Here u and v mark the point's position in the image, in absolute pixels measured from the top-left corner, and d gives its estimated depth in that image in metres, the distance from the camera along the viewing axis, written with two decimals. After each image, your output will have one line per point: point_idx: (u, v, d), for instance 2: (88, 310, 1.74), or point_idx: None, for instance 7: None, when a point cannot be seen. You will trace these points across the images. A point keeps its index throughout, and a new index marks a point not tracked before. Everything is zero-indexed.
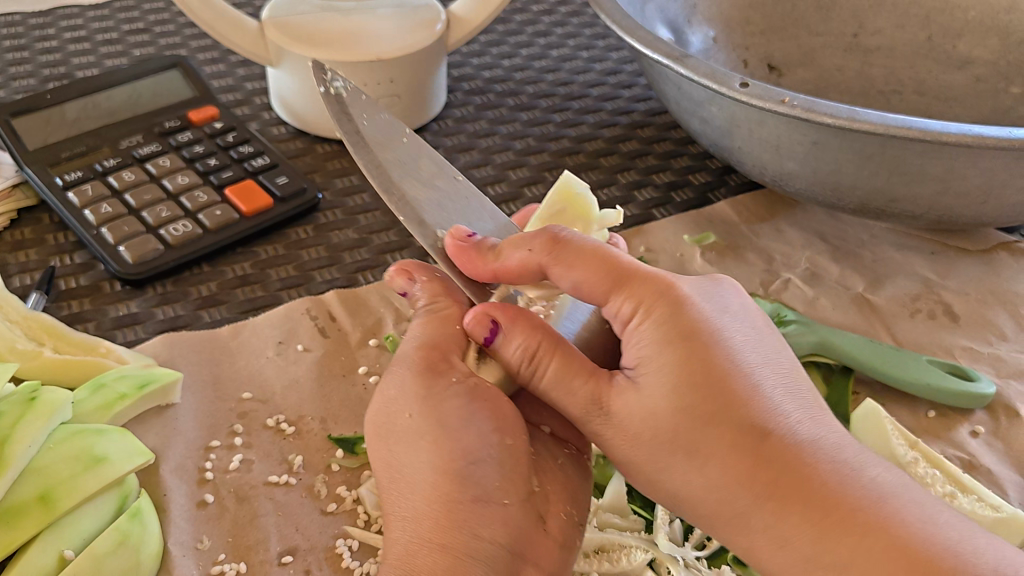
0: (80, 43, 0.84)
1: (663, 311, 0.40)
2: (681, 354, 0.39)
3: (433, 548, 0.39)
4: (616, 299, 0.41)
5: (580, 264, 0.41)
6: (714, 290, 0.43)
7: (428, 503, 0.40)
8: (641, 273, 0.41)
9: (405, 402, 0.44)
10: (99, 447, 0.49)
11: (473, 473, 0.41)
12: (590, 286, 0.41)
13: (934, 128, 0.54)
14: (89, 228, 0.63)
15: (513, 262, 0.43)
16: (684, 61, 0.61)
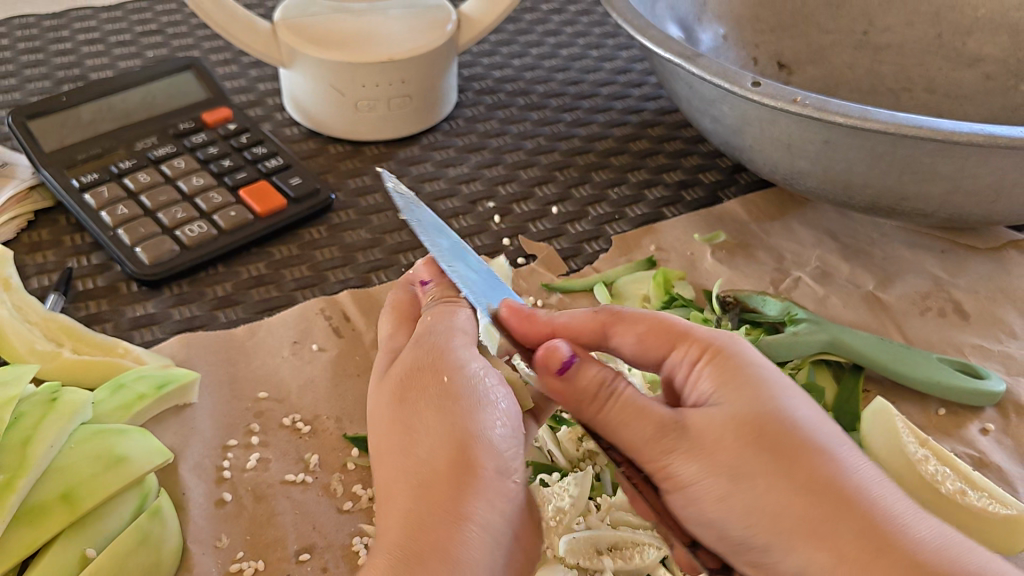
0: (94, 45, 0.85)
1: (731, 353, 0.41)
2: (750, 380, 0.40)
3: (444, 516, 0.37)
4: (681, 348, 0.43)
5: (646, 319, 0.44)
6: None
7: (445, 468, 0.38)
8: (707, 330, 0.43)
9: (443, 370, 0.43)
10: (120, 447, 0.49)
11: (495, 446, 0.40)
12: (652, 339, 0.44)
13: (945, 127, 0.54)
14: (106, 229, 0.63)
15: (580, 324, 0.45)
16: (695, 60, 0.61)
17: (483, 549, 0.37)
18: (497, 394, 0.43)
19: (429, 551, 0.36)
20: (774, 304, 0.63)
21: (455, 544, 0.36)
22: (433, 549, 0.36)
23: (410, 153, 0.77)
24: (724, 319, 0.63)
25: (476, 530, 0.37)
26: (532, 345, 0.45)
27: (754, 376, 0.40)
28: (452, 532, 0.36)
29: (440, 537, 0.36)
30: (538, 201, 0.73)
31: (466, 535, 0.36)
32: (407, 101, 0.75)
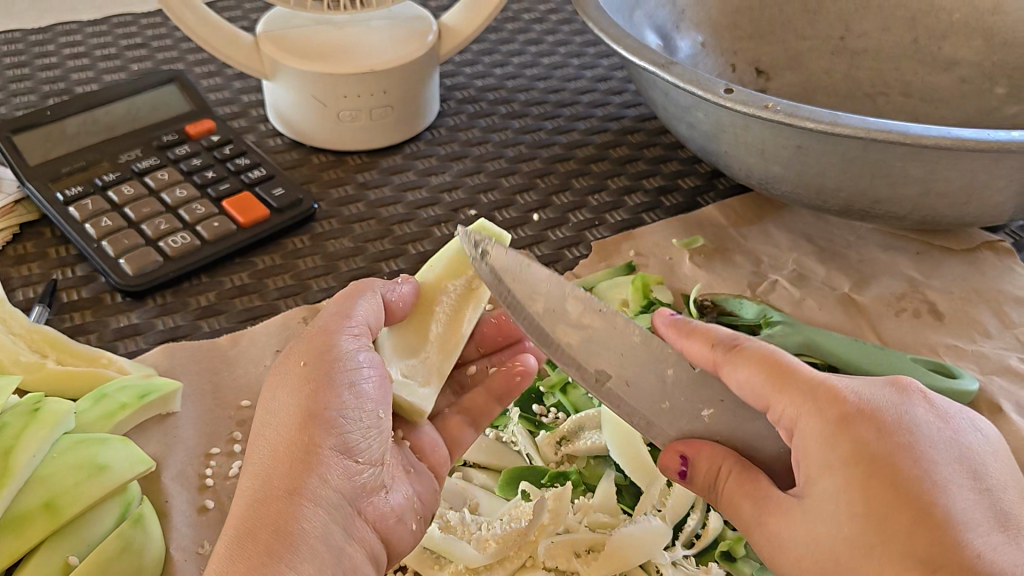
0: (79, 60, 0.85)
1: (849, 409, 0.39)
2: (872, 442, 0.38)
3: (276, 495, 0.39)
4: (777, 407, 0.41)
5: (747, 363, 0.42)
6: (891, 394, 0.40)
7: (285, 452, 0.40)
8: (812, 373, 0.41)
9: (308, 356, 0.44)
10: (102, 455, 0.50)
11: (340, 430, 0.42)
12: (756, 384, 0.41)
13: (914, 131, 0.55)
14: (90, 242, 0.64)
15: (694, 340, 0.45)
16: (669, 68, 0.62)
17: (320, 526, 0.39)
18: (362, 374, 0.44)
19: (266, 527, 0.38)
20: (751, 306, 0.64)
21: (291, 519, 0.38)
22: (267, 526, 0.38)
23: (392, 162, 0.78)
24: (702, 322, 0.65)
25: (312, 510, 0.39)
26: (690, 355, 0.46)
27: (872, 435, 0.38)
28: (286, 508, 0.38)
29: (273, 517, 0.38)
30: (519, 208, 0.74)
31: (303, 511, 0.39)
32: (388, 111, 0.76)
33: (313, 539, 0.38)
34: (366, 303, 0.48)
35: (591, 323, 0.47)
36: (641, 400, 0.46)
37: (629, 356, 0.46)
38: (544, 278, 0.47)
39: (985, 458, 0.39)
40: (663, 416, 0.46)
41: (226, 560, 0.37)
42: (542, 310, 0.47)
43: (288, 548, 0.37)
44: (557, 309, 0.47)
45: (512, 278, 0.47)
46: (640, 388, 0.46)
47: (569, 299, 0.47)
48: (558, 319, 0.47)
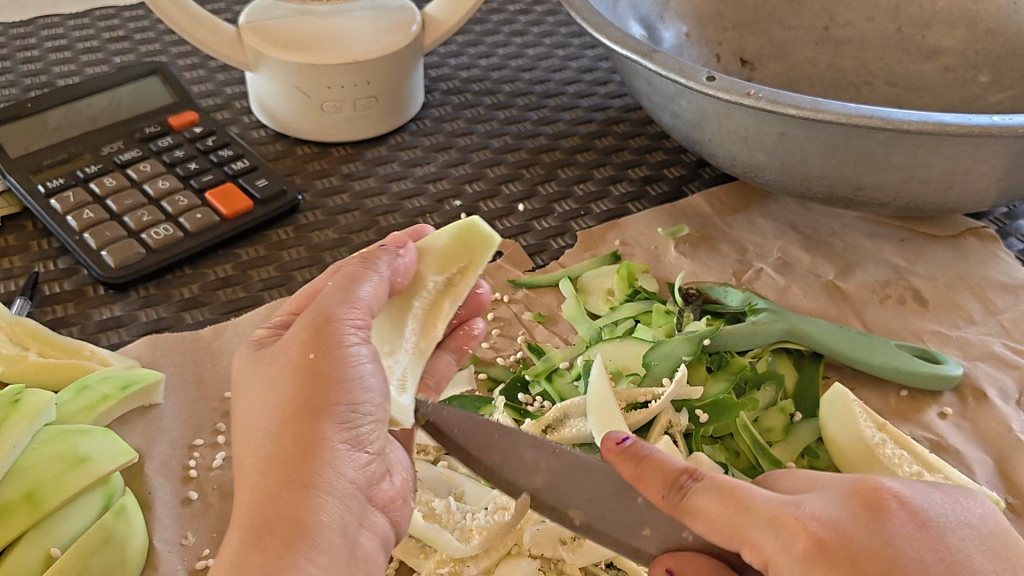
0: (61, 53, 0.85)
1: (816, 532, 0.33)
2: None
3: (291, 488, 0.38)
4: (744, 547, 0.35)
5: (705, 505, 0.36)
6: (885, 512, 0.34)
7: (296, 444, 0.39)
8: (766, 503, 0.35)
9: (315, 343, 0.42)
10: (84, 446, 0.50)
11: (350, 423, 0.41)
12: (717, 520, 0.36)
13: (896, 117, 0.55)
14: (72, 234, 0.64)
15: (647, 476, 0.38)
16: (651, 56, 0.62)
17: (334, 517, 0.39)
18: (368, 366, 0.43)
19: (281, 521, 0.37)
20: (736, 295, 0.64)
21: (307, 513, 0.38)
22: (283, 518, 0.37)
23: (377, 154, 0.78)
24: (687, 310, 0.64)
25: (328, 502, 0.39)
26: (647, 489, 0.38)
27: (848, 568, 0.32)
28: (301, 501, 0.38)
29: (288, 510, 0.37)
30: (504, 198, 0.74)
31: (318, 505, 0.38)
32: (372, 102, 0.76)
33: (328, 531, 0.38)
34: (369, 288, 0.46)
35: (553, 464, 0.45)
36: (618, 526, 0.43)
37: (596, 500, 0.43)
38: (478, 423, 0.47)
39: (977, 556, 0.34)
40: (648, 543, 0.42)
41: (239, 551, 0.36)
42: (498, 459, 0.46)
43: (304, 540, 0.37)
44: (512, 455, 0.46)
45: (456, 426, 0.47)
46: (616, 517, 0.43)
47: (522, 443, 0.46)
48: (518, 468, 0.45)
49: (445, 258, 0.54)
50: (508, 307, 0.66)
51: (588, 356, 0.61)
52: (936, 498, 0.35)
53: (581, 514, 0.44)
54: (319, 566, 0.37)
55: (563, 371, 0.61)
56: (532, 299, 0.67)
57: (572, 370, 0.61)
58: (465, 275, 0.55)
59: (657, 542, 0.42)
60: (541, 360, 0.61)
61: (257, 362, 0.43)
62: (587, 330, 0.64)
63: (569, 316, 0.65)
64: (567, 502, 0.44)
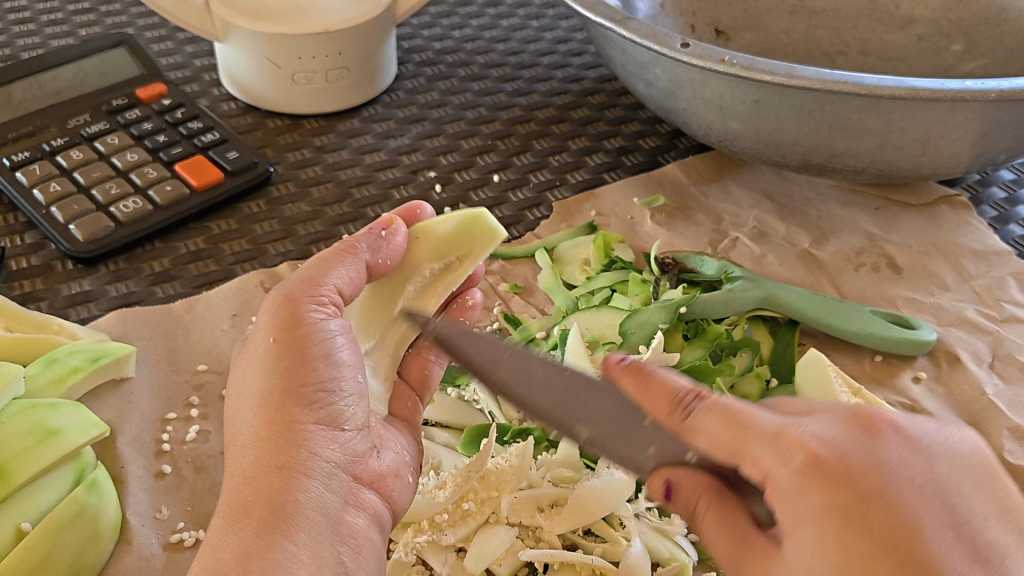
0: (25, 25, 0.83)
1: (816, 449, 0.31)
2: (843, 495, 0.30)
3: (266, 471, 0.38)
4: (739, 463, 0.33)
5: (706, 422, 0.34)
6: (887, 440, 0.32)
7: (271, 429, 0.39)
8: (769, 422, 0.33)
9: (279, 323, 0.42)
10: (53, 420, 0.49)
11: (322, 403, 0.40)
12: (716, 434, 0.34)
13: (870, 82, 0.55)
14: (39, 208, 0.63)
15: (651, 393, 0.36)
16: (626, 23, 0.61)
17: (315, 497, 0.38)
18: (337, 343, 0.42)
19: (259, 503, 0.37)
20: (712, 263, 0.63)
21: (284, 493, 0.37)
22: (260, 499, 0.37)
23: (350, 126, 0.77)
24: (663, 279, 0.64)
25: (307, 481, 0.38)
26: (650, 407, 0.37)
27: (844, 483, 0.30)
28: (281, 483, 0.37)
29: (263, 490, 0.37)
30: (479, 169, 0.73)
31: (296, 485, 0.38)
32: (344, 73, 0.75)
33: (309, 510, 0.37)
34: (342, 272, 0.45)
35: (562, 382, 0.42)
36: (619, 441, 0.40)
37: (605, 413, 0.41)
38: (489, 341, 0.45)
39: (968, 484, 0.32)
40: (649, 461, 0.39)
41: (220, 535, 0.36)
42: (509, 375, 0.44)
43: (283, 521, 0.36)
44: (523, 373, 0.44)
45: (460, 345, 0.46)
46: (620, 432, 0.40)
47: (535, 362, 0.44)
48: (527, 385, 0.43)
49: (445, 243, 0.53)
50: (484, 279, 0.66)
51: (564, 325, 0.60)
52: (930, 428, 0.33)
53: (588, 430, 0.41)
54: (300, 545, 0.36)
55: (540, 341, 0.61)
56: (508, 270, 0.67)
57: (548, 340, 0.61)
58: (464, 262, 0.54)
59: (657, 458, 0.38)
60: (518, 331, 0.61)
61: (236, 360, 0.43)
62: (564, 300, 0.64)
63: (545, 286, 0.65)
64: (575, 417, 0.42)
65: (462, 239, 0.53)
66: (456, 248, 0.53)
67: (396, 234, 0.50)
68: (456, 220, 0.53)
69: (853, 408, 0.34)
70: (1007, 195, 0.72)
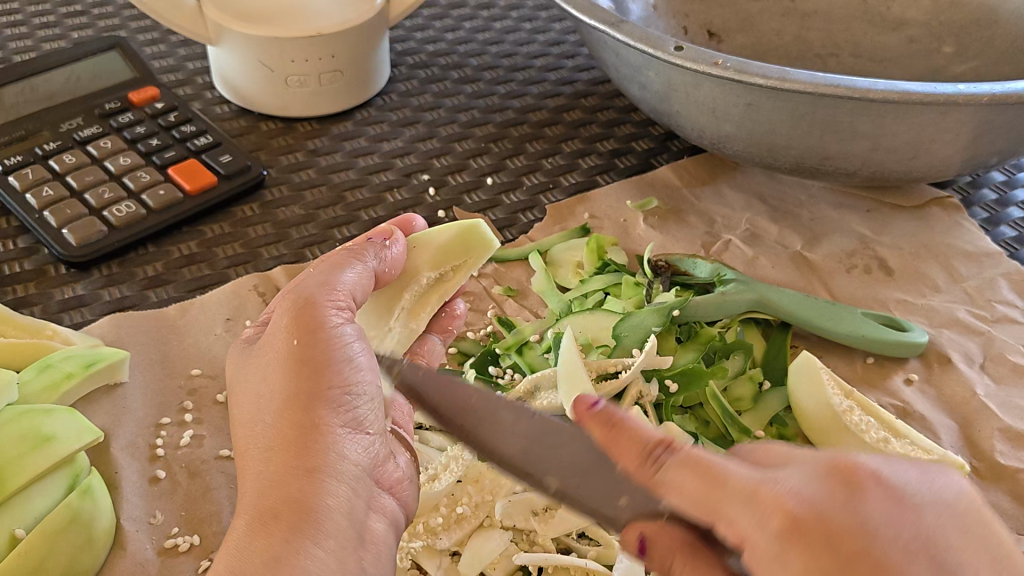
0: (17, 28, 0.83)
1: (795, 511, 0.30)
2: (822, 559, 0.29)
3: (294, 473, 0.36)
4: (719, 525, 0.32)
5: (682, 481, 0.33)
6: (865, 497, 0.30)
7: (296, 431, 0.38)
8: (745, 479, 0.32)
9: (303, 326, 0.41)
10: (47, 426, 0.49)
11: (346, 406, 0.39)
12: (692, 489, 0.33)
13: (862, 85, 0.56)
14: (32, 212, 0.63)
15: (622, 446, 0.35)
16: (619, 26, 0.61)
17: (343, 502, 0.37)
18: (356, 347, 0.42)
19: (287, 505, 0.36)
20: (704, 266, 0.64)
21: (312, 496, 0.36)
22: (288, 503, 0.36)
23: (343, 129, 0.77)
24: (656, 282, 0.64)
25: (334, 485, 0.37)
26: (621, 463, 0.35)
27: (824, 545, 0.29)
28: (308, 486, 0.36)
29: (291, 494, 0.36)
30: (472, 172, 0.73)
31: (323, 488, 0.37)
32: (337, 76, 0.75)
33: (336, 515, 0.36)
34: (353, 275, 0.45)
35: (531, 432, 0.42)
36: (591, 494, 0.40)
37: (572, 463, 0.41)
38: (440, 379, 0.44)
39: (953, 534, 0.30)
40: (622, 512, 0.39)
41: (245, 539, 0.35)
42: (475, 423, 0.43)
43: (312, 524, 0.35)
44: (487, 423, 0.43)
45: (432, 387, 0.45)
46: (591, 483, 0.40)
47: (502, 409, 0.43)
48: (496, 431, 0.42)
49: (443, 252, 0.56)
50: (477, 282, 0.66)
51: (557, 328, 0.61)
52: (909, 472, 0.32)
53: (556, 480, 0.41)
54: (328, 551, 0.35)
55: (533, 344, 0.61)
56: (502, 273, 0.67)
57: (542, 343, 0.61)
58: (458, 272, 0.57)
59: (630, 509, 0.39)
60: (511, 334, 0.61)
61: (251, 364, 0.42)
62: (557, 304, 0.63)
63: (538, 289, 0.65)
64: (544, 468, 0.41)
65: (455, 246, 0.56)
66: (454, 256, 0.56)
67: (396, 245, 0.50)
68: (456, 228, 0.56)
69: (827, 461, 0.32)
70: (998, 197, 0.73)
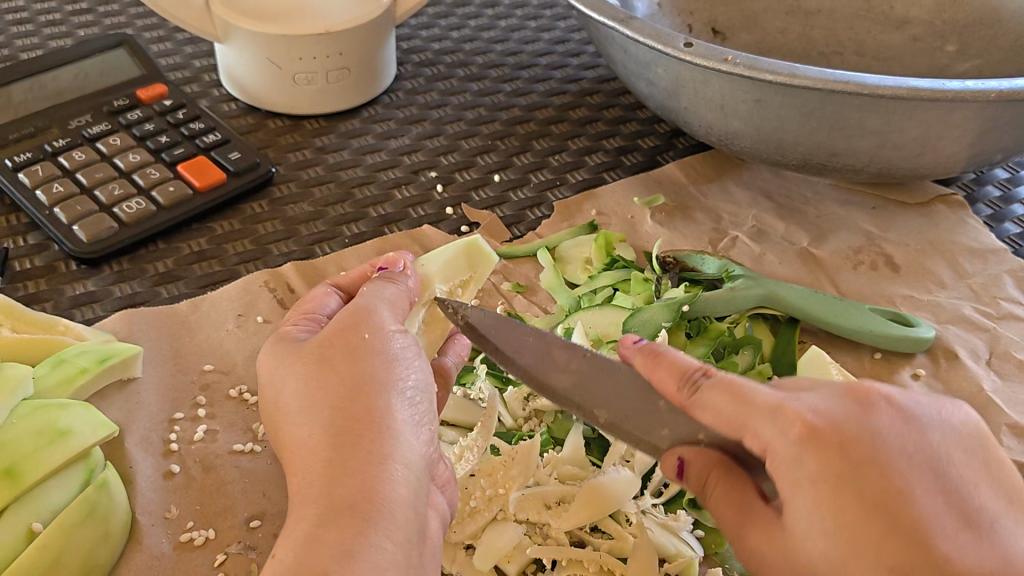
0: (23, 26, 0.83)
1: (812, 417, 0.34)
2: (834, 461, 0.32)
3: (364, 460, 0.36)
4: (744, 439, 0.36)
5: (713, 401, 0.37)
6: (879, 412, 0.34)
7: (364, 417, 0.38)
8: (769, 396, 0.35)
9: (367, 326, 0.42)
10: (64, 421, 0.49)
11: (409, 402, 0.40)
12: (726, 409, 0.36)
13: (871, 82, 0.56)
14: (42, 209, 0.63)
15: (663, 373, 0.39)
16: (629, 22, 0.62)
17: (409, 493, 0.37)
18: (413, 353, 0.42)
19: (356, 493, 0.35)
20: (712, 262, 0.64)
21: (382, 484, 0.36)
22: (363, 493, 0.35)
23: (351, 126, 0.77)
24: (665, 278, 0.64)
25: (401, 475, 0.37)
26: (669, 391, 0.39)
27: (836, 448, 0.33)
28: (378, 475, 0.36)
29: (365, 482, 0.36)
30: (480, 169, 0.74)
31: (391, 478, 0.36)
32: (345, 74, 0.75)
33: (402, 505, 0.36)
34: (397, 292, 0.46)
35: (583, 367, 0.45)
36: (638, 424, 0.44)
37: (620, 396, 0.44)
38: (516, 327, 0.47)
39: (956, 454, 0.33)
40: (664, 441, 0.43)
41: (318, 528, 0.34)
42: (530, 357, 0.46)
43: (379, 514, 0.35)
44: (545, 357, 0.46)
45: (493, 329, 0.47)
46: (637, 415, 0.44)
47: (554, 347, 0.46)
48: (550, 365, 0.46)
49: (450, 269, 0.57)
50: (486, 278, 0.66)
51: (568, 324, 0.61)
52: (921, 400, 0.35)
53: (605, 413, 0.45)
54: (394, 544, 0.35)
55: None
56: (510, 269, 0.67)
57: None
58: (466, 288, 0.59)
59: (670, 438, 0.43)
60: None
61: (299, 351, 0.42)
62: (565, 299, 0.64)
63: (546, 285, 0.65)
64: (592, 400, 0.45)
65: (461, 263, 0.58)
66: (462, 273, 0.58)
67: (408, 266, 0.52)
68: (463, 245, 0.58)
69: (846, 386, 0.35)
70: (1001, 193, 0.73)
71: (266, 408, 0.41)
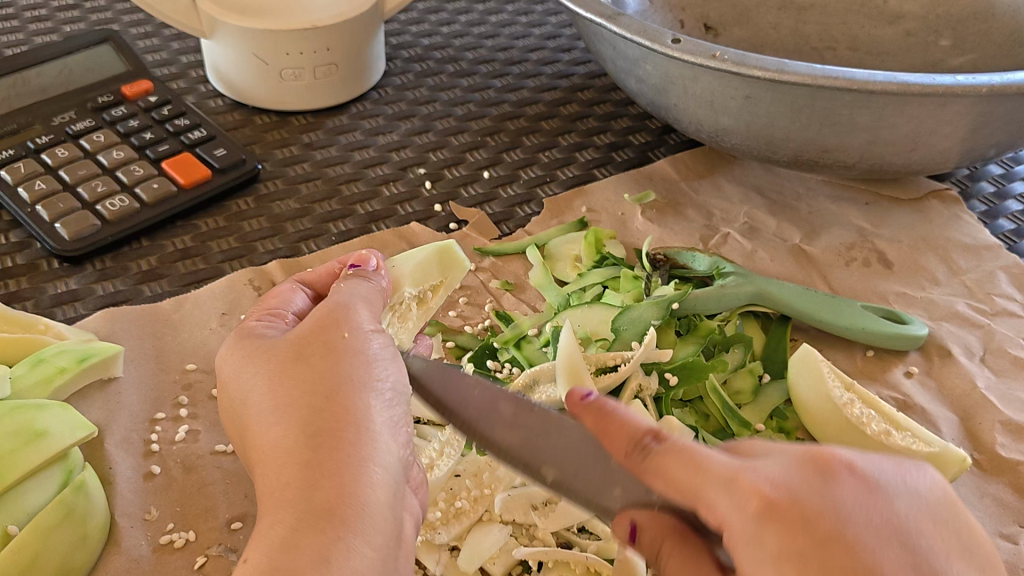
0: (9, 21, 0.82)
1: (772, 495, 0.30)
2: (797, 539, 0.29)
3: (342, 462, 0.35)
4: (705, 514, 0.31)
5: (670, 470, 0.32)
6: (842, 485, 0.30)
7: (339, 417, 0.37)
8: (724, 466, 0.31)
9: (346, 326, 0.41)
10: (41, 421, 0.48)
11: (387, 402, 0.39)
12: (681, 479, 0.32)
13: (860, 77, 0.55)
14: (23, 206, 0.62)
15: (609, 431, 0.34)
16: (616, 19, 0.61)
17: (388, 497, 0.36)
18: (389, 353, 0.41)
19: (333, 495, 0.34)
20: (704, 259, 0.64)
21: (360, 487, 0.35)
22: (343, 496, 0.34)
23: (338, 122, 0.76)
24: (654, 276, 0.64)
25: (380, 477, 0.36)
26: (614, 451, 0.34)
27: (800, 527, 0.29)
28: (356, 477, 0.35)
29: (344, 484, 0.35)
30: (469, 166, 0.73)
31: (370, 479, 0.35)
32: (333, 70, 0.74)
33: (381, 509, 0.35)
34: (370, 292, 0.45)
35: None
36: None
37: (571, 452, 0.39)
38: None
39: (925, 525, 0.29)
40: (615, 503, 0.38)
41: (295, 532, 0.33)
42: None
43: (359, 517, 0.34)
44: None
45: None
46: None
47: None
48: None
49: (423, 272, 0.57)
50: (474, 276, 0.66)
51: (557, 321, 0.60)
52: (884, 465, 0.31)
53: (554, 471, 0.39)
54: (373, 548, 0.34)
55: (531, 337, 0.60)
56: (499, 267, 0.66)
57: (540, 336, 0.61)
58: (436, 292, 0.59)
59: (623, 500, 0.37)
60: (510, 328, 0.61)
61: (274, 352, 0.41)
62: (555, 297, 0.63)
63: (535, 283, 0.64)
64: None
65: (435, 267, 0.58)
66: (434, 277, 0.58)
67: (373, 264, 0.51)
68: (439, 249, 0.58)
69: (801, 452, 0.31)
70: (996, 189, 0.73)
71: (237, 411, 0.40)
